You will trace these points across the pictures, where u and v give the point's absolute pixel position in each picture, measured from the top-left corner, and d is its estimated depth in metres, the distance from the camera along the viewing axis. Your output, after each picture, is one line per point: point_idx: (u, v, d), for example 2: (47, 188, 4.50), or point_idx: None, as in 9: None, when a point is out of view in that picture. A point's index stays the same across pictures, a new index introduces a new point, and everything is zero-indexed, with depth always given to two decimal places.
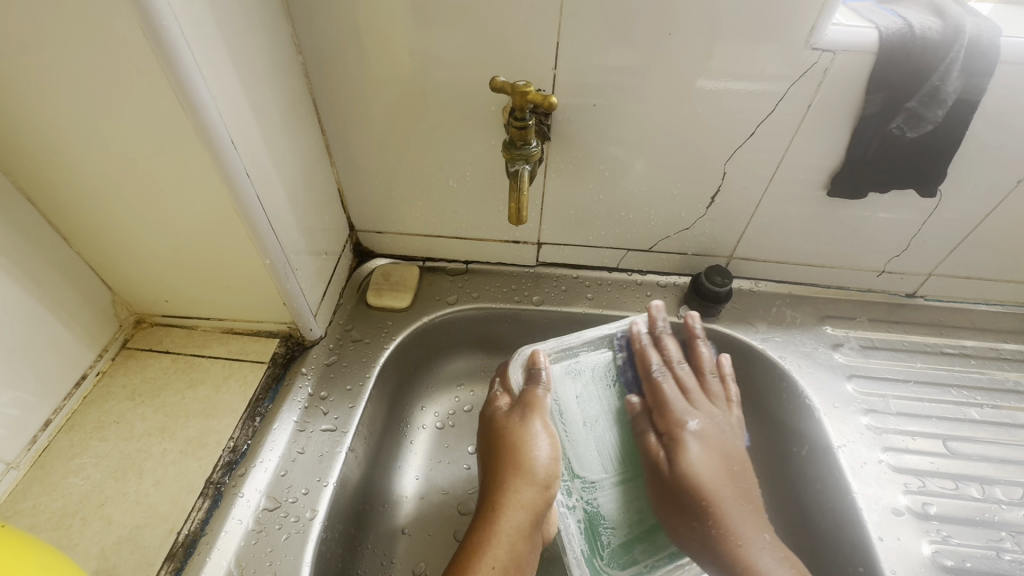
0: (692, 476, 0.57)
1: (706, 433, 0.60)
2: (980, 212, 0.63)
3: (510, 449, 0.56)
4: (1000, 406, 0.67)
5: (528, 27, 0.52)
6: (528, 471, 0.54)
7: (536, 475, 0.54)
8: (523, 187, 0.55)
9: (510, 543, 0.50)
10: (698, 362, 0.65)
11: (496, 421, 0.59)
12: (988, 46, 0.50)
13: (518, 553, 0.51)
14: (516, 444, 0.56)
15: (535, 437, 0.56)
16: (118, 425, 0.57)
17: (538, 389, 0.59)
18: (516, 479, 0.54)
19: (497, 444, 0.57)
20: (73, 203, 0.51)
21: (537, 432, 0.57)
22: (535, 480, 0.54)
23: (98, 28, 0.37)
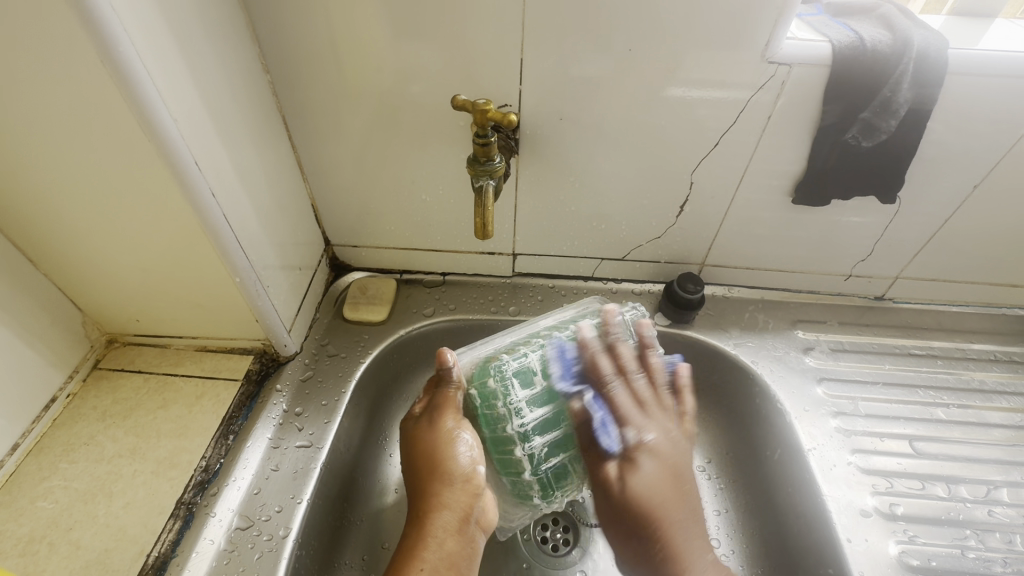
0: (644, 498, 0.54)
1: (659, 449, 0.58)
2: (940, 217, 0.64)
3: (434, 454, 0.55)
4: (967, 405, 0.68)
5: (493, 43, 0.53)
6: (449, 480, 0.54)
7: (456, 476, 0.54)
8: (487, 203, 0.56)
9: (447, 537, 0.52)
10: (653, 373, 0.61)
11: (410, 428, 0.59)
12: (937, 57, 0.51)
13: (448, 552, 0.52)
14: (431, 449, 0.55)
15: (453, 440, 0.55)
16: (88, 447, 0.57)
17: (449, 389, 0.58)
18: (436, 481, 0.54)
19: (417, 451, 0.57)
20: (37, 226, 0.51)
21: (452, 436, 0.55)
22: (449, 482, 0.54)
23: (56, 56, 0.38)
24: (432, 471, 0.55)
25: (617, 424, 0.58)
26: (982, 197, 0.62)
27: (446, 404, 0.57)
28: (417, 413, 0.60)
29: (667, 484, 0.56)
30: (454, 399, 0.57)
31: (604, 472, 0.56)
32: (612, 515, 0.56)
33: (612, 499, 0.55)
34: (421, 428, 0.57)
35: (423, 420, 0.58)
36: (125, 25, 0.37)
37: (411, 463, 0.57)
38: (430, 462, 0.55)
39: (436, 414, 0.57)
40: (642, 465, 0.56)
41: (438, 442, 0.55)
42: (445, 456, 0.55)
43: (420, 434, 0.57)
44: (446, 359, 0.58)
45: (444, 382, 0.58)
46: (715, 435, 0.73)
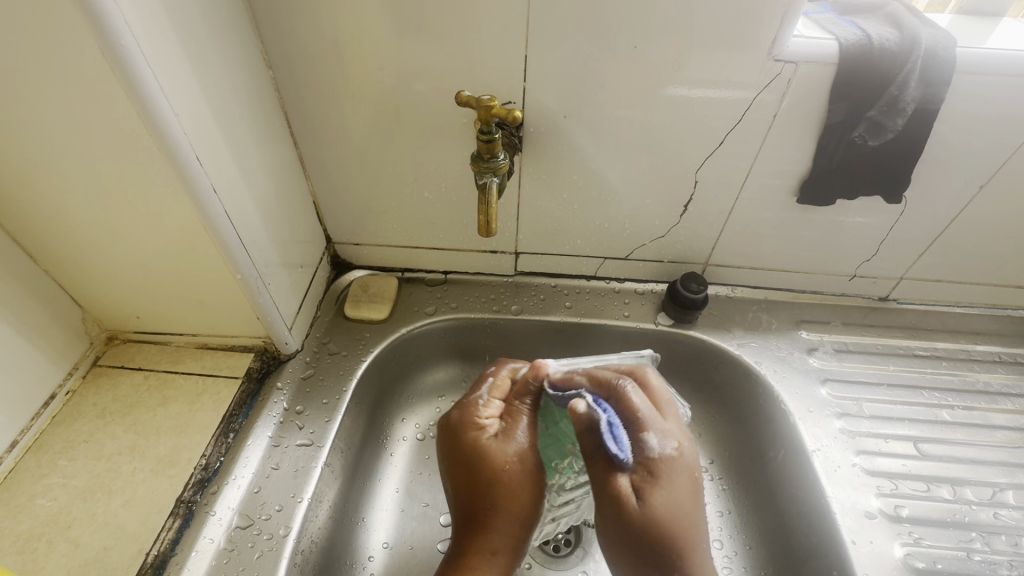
0: (659, 517, 0.42)
1: (677, 460, 0.45)
2: (946, 217, 0.64)
3: (507, 483, 0.51)
4: (972, 407, 0.68)
5: (497, 39, 0.53)
6: (518, 507, 0.51)
7: (528, 513, 0.51)
8: (490, 200, 0.55)
9: (504, 565, 0.50)
10: (653, 394, 0.50)
11: (477, 447, 0.53)
12: (945, 56, 0.51)
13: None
14: (512, 477, 0.51)
15: (536, 468, 0.53)
16: (87, 445, 0.57)
17: (524, 407, 0.56)
18: (506, 518, 0.50)
19: (486, 477, 0.52)
20: (37, 221, 0.51)
21: (531, 460, 0.53)
22: (522, 509, 0.51)
23: (56, 49, 0.37)
24: (504, 504, 0.51)
25: (633, 424, 0.46)
26: (988, 197, 0.61)
27: (520, 423, 0.55)
28: (488, 427, 0.55)
29: (683, 503, 0.44)
30: (529, 414, 0.56)
31: (615, 491, 0.44)
32: (631, 540, 0.43)
33: (630, 517, 0.43)
34: (496, 445, 0.53)
35: (494, 440, 0.53)
36: (126, 18, 0.37)
37: (465, 482, 0.53)
38: (502, 493, 0.51)
39: (510, 428, 0.54)
40: (659, 485, 0.44)
41: (513, 463, 0.52)
42: (522, 481, 0.52)
43: (490, 455, 0.52)
44: (546, 371, 0.56)
45: (531, 395, 0.57)
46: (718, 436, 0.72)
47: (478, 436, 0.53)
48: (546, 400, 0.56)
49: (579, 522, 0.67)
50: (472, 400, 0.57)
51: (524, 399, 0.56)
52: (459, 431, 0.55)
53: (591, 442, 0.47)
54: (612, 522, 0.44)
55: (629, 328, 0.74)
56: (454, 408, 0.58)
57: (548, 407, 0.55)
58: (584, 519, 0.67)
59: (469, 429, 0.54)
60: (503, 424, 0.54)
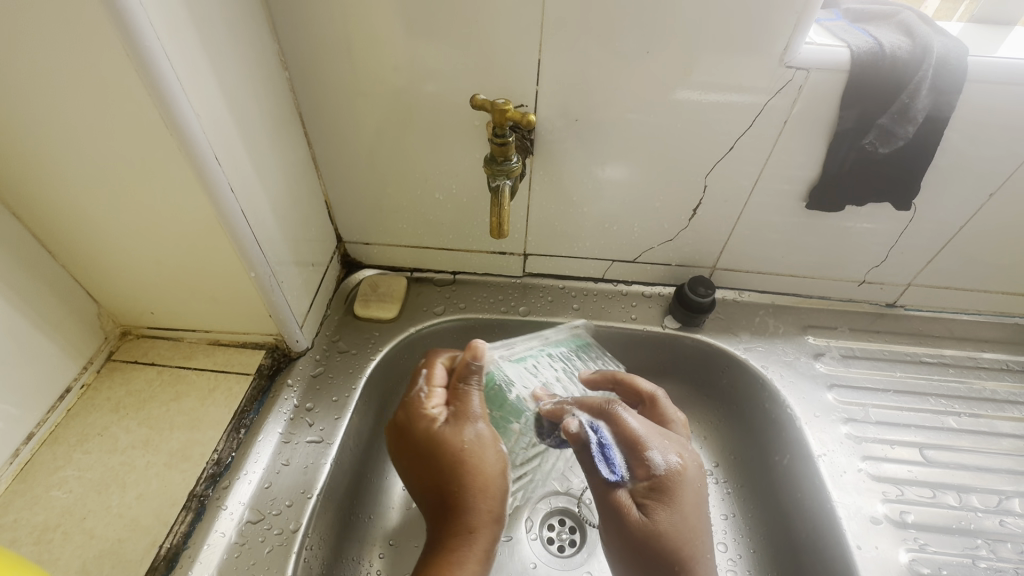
0: (663, 536, 0.50)
1: (683, 484, 0.53)
2: (954, 225, 0.64)
3: (467, 465, 0.53)
4: (978, 414, 0.68)
5: (511, 43, 0.53)
6: (486, 480, 0.53)
7: (495, 492, 0.53)
8: (504, 203, 0.55)
9: (487, 542, 0.51)
10: (663, 414, 0.61)
11: (428, 433, 0.55)
12: (956, 64, 0.51)
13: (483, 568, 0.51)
14: (468, 460, 0.53)
15: (490, 450, 0.55)
16: (102, 438, 0.57)
17: (470, 387, 0.59)
18: (480, 496, 0.52)
19: (443, 464, 0.53)
20: (58, 217, 0.51)
21: (486, 440, 0.55)
22: (488, 483, 0.53)
23: (83, 49, 0.38)
24: (472, 490, 0.52)
25: (636, 446, 0.55)
26: (998, 205, 0.62)
27: (470, 406, 0.57)
28: (436, 415, 0.57)
29: (692, 516, 0.52)
30: (476, 393, 0.58)
31: (619, 506, 0.53)
32: (633, 555, 0.52)
33: (631, 533, 0.52)
34: (449, 432, 0.55)
35: (444, 425, 0.55)
36: (151, 21, 0.37)
37: (427, 473, 0.54)
38: (464, 477, 0.52)
39: (460, 414, 0.56)
40: (662, 504, 0.52)
41: (470, 442, 0.54)
42: (485, 457, 0.54)
43: (444, 441, 0.54)
44: (481, 351, 0.59)
45: (475, 375, 0.59)
46: (723, 439, 0.73)
47: (429, 425, 0.56)
48: (491, 383, 0.62)
49: (584, 522, 0.67)
50: (415, 395, 0.59)
51: (469, 379, 0.59)
52: (408, 427, 0.57)
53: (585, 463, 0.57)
54: (618, 539, 0.53)
55: (637, 331, 0.74)
56: (398, 409, 0.59)
57: (492, 390, 0.62)
58: (589, 519, 0.68)
59: (416, 421, 0.56)
60: (451, 409, 0.57)
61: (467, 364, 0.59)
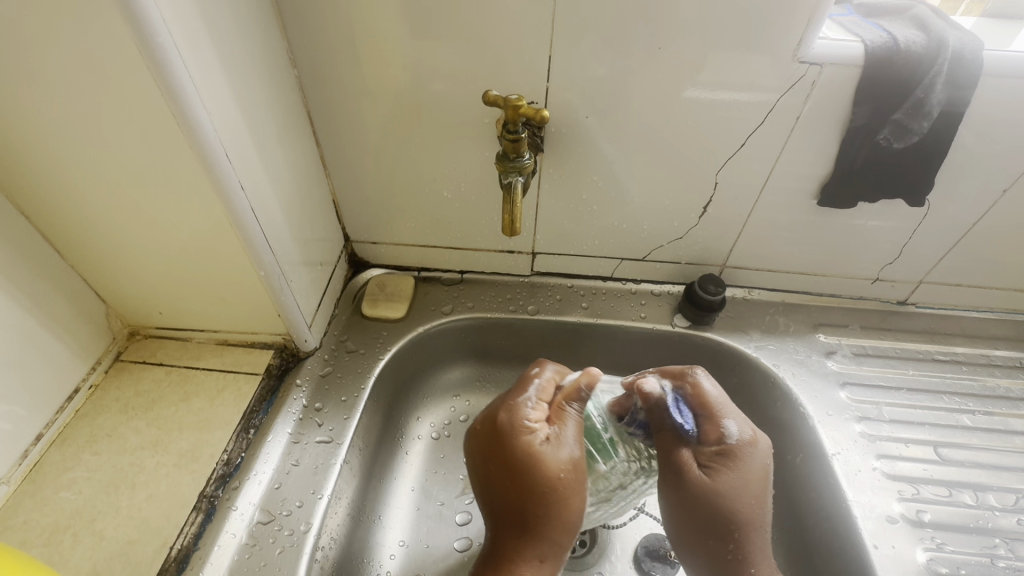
0: (726, 500, 0.50)
1: (748, 462, 0.52)
2: (967, 221, 0.64)
3: (565, 494, 0.51)
4: (992, 412, 0.67)
5: (520, 39, 0.53)
6: (568, 516, 0.51)
7: (575, 530, 0.52)
8: (516, 200, 0.55)
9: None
10: (703, 396, 0.55)
11: (529, 451, 0.52)
12: (972, 59, 0.51)
13: None
14: (567, 492, 0.51)
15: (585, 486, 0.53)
16: (111, 439, 0.57)
17: (574, 409, 0.57)
18: (559, 531, 0.51)
19: (545, 489, 0.51)
20: (66, 215, 0.51)
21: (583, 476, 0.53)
22: (572, 514, 0.51)
23: (94, 45, 0.37)
24: (560, 518, 0.50)
25: (699, 412, 0.55)
26: (1013, 201, 0.61)
27: (569, 431, 0.54)
28: (538, 431, 0.54)
29: (757, 491, 0.51)
30: (575, 417, 0.56)
31: (682, 465, 0.52)
32: (687, 513, 0.51)
33: (685, 488, 0.51)
34: (549, 452, 0.52)
35: (547, 447, 0.53)
36: (162, 16, 0.37)
37: (513, 490, 0.51)
38: (560, 506, 0.51)
39: (561, 436, 0.54)
40: (733, 463, 0.51)
41: (567, 471, 0.52)
42: (576, 489, 0.52)
43: (551, 465, 0.51)
44: (598, 378, 0.58)
45: (581, 401, 0.57)
46: None
47: (531, 441, 0.53)
48: (585, 416, 0.58)
49: (594, 523, 0.67)
50: (520, 402, 0.56)
51: (574, 403, 0.57)
52: (507, 437, 0.53)
53: (658, 427, 0.55)
54: (674, 492, 0.51)
55: (647, 330, 0.73)
56: (500, 411, 0.56)
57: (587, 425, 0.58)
58: (599, 520, 0.67)
59: (520, 436, 0.53)
60: (554, 430, 0.53)
61: (580, 387, 0.57)
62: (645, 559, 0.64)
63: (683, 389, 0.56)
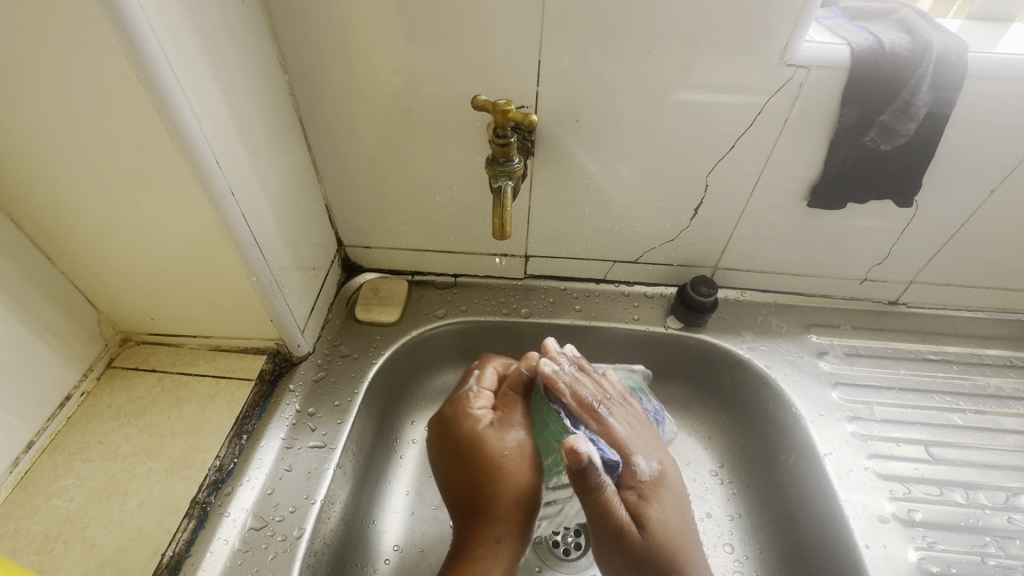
0: None
1: None
2: (956, 222, 0.64)
3: (511, 470, 0.55)
4: (983, 411, 0.68)
5: (510, 45, 0.53)
6: (521, 493, 0.55)
7: (533, 506, 0.55)
8: (506, 204, 0.55)
9: (510, 553, 0.53)
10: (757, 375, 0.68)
11: (473, 433, 0.58)
12: (956, 61, 0.51)
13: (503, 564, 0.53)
14: (513, 471, 0.55)
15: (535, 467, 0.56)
16: (103, 445, 0.57)
17: (518, 395, 0.61)
18: (513, 505, 0.54)
19: (491, 465, 0.56)
20: (57, 222, 0.51)
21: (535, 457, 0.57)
22: (522, 491, 0.54)
23: (82, 53, 0.38)
24: (512, 495, 0.54)
25: (623, 453, 0.55)
26: (1000, 201, 0.61)
27: (514, 415, 0.60)
28: (482, 417, 0.60)
29: None
30: (521, 404, 0.61)
31: (620, 525, 0.50)
32: (714, 467, 0.61)
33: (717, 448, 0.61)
34: (493, 435, 0.57)
35: (489, 430, 0.58)
36: (150, 24, 0.37)
37: (468, 473, 0.56)
38: (508, 485, 0.55)
39: (504, 420, 0.59)
40: (655, 501, 0.54)
41: (512, 449, 0.56)
42: (522, 466, 0.56)
43: (489, 444, 0.57)
44: (537, 362, 0.63)
45: (524, 385, 0.62)
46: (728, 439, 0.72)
47: (474, 425, 0.59)
48: (538, 402, 0.60)
49: (589, 525, 0.67)
50: (463, 393, 0.63)
51: (517, 390, 0.62)
52: (454, 423, 0.60)
53: (586, 494, 0.50)
54: (619, 555, 0.51)
55: (640, 332, 0.74)
56: (445, 404, 0.63)
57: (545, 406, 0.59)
58: None
59: (464, 420, 0.60)
60: (497, 415, 0.59)
61: (521, 373, 0.63)
62: None
63: (633, 463, 0.55)
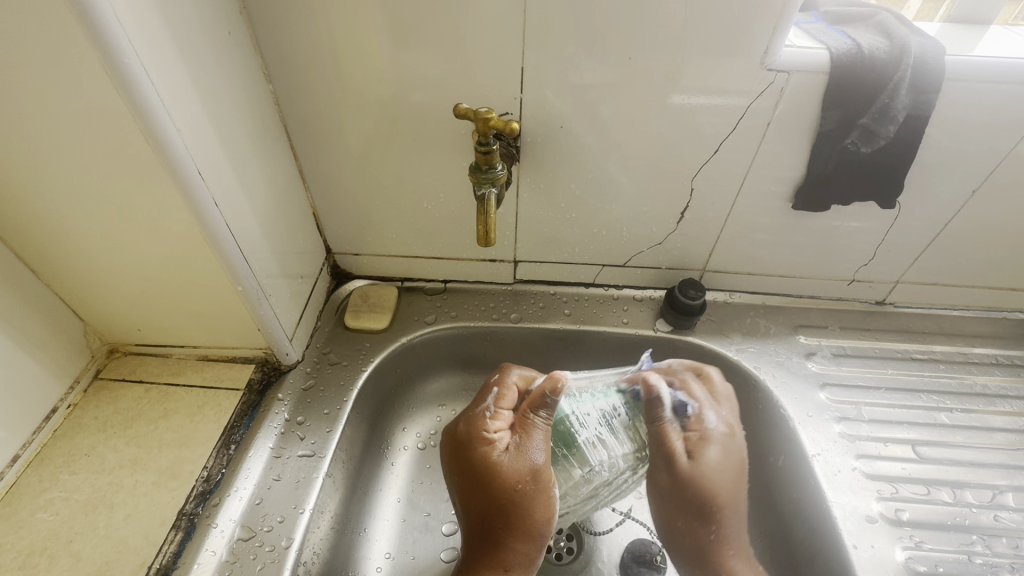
0: (710, 479, 0.59)
1: (726, 439, 0.61)
2: (938, 222, 0.65)
3: (526, 503, 0.55)
4: (970, 409, 0.68)
5: (493, 52, 0.54)
6: (530, 525, 0.55)
7: (543, 535, 0.56)
8: (490, 210, 0.56)
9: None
10: (689, 390, 0.62)
11: (487, 460, 0.57)
12: (934, 64, 0.52)
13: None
14: (529, 503, 0.55)
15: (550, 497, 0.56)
16: (89, 458, 0.57)
17: (538, 419, 0.58)
18: (523, 537, 0.55)
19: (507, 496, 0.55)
20: (40, 235, 0.51)
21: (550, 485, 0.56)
22: (535, 522, 0.55)
23: (61, 67, 0.38)
24: (523, 525, 0.55)
25: (695, 406, 0.61)
26: (981, 201, 0.62)
27: (534, 439, 0.57)
28: (498, 441, 0.58)
29: (729, 466, 0.60)
30: (543, 427, 0.57)
31: (672, 453, 0.58)
32: (673, 491, 0.60)
33: (676, 471, 0.59)
34: (507, 461, 0.56)
35: (506, 458, 0.56)
36: (129, 37, 0.37)
37: (482, 499, 0.57)
38: (521, 517, 0.55)
39: (522, 445, 0.57)
40: (709, 449, 0.60)
41: (526, 480, 0.55)
42: (533, 497, 0.55)
43: (505, 473, 0.56)
44: (561, 386, 0.58)
45: (546, 410, 0.58)
46: None
47: (488, 452, 0.57)
48: (559, 420, 0.58)
49: (581, 530, 0.66)
50: (479, 415, 0.60)
51: (539, 416, 0.58)
52: (469, 447, 0.59)
53: (652, 420, 0.59)
54: (666, 476, 0.59)
55: (630, 335, 0.74)
56: (462, 423, 0.62)
57: (560, 427, 0.58)
58: (587, 526, 0.67)
59: (480, 446, 0.58)
60: (514, 441, 0.57)
61: (541, 397, 0.58)
62: (632, 565, 0.64)
63: (654, 392, 0.60)
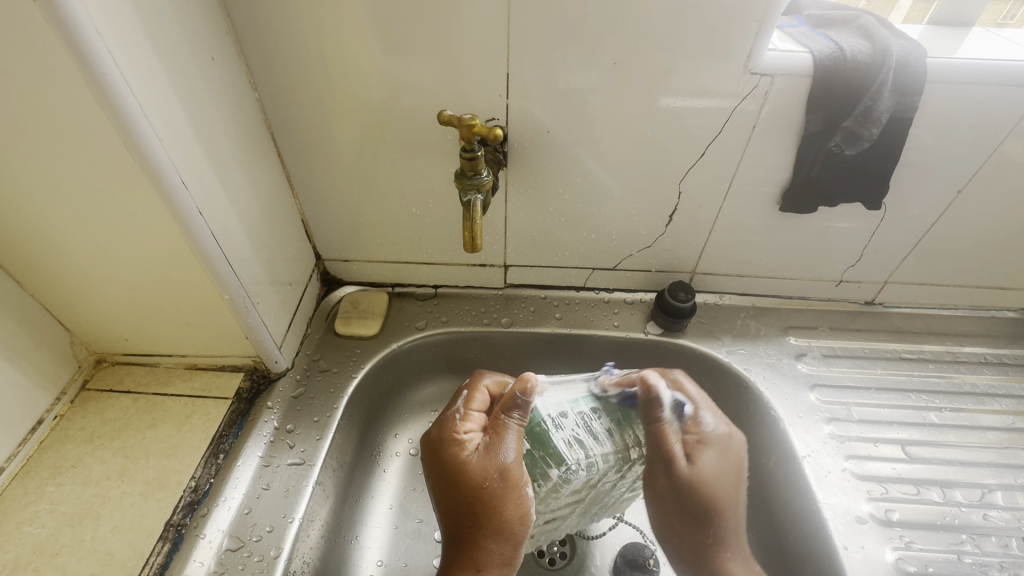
0: (705, 481, 0.60)
1: (722, 442, 0.63)
2: (926, 222, 0.65)
3: (495, 503, 0.52)
4: (959, 409, 0.69)
5: (478, 59, 0.54)
6: (503, 525, 0.53)
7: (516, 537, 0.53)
8: (476, 217, 0.56)
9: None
10: (687, 395, 0.62)
11: (457, 459, 0.55)
12: (916, 66, 0.52)
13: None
14: (498, 502, 0.52)
15: (523, 498, 0.52)
16: (75, 470, 0.56)
17: (510, 419, 0.55)
18: (494, 536, 0.53)
19: (477, 497, 0.53)
20: (23, 245, 0.51)
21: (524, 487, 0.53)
22: (505, 524, 0.52)
23: (40, 78, 0.38)
24: (493, 526, 0.52)
25: (693, 408, 0.62)
26: (967, 201, 0.63)
27: (505, 439, 0.54)
28: (469, 441, 0.56)
29: (724, 466, 0.62)
30: (515, 428, 0.55)
31: (670, 456, 0.58)
32: (675, 498, 0.59)
33: (677, 478, 0.58)
34: (476, 460, 0.54)
35: (475, 455, 0.54)
36: (108, 47, 0.37)
37: (453, 497, 0.55)
38: (491, 517, 0.52)
39: (492, 446, 0.54)
40: (703, 452, 0.61)
41: (495, 480, 0.53)
42: (504, 498, 0.52)
43: (473, 473, 0.54)
44: (531, 387, 0.56)
45: (518, 410, 0.56)
46: None
47: (459, 451, 0.55)
48: (533, 422, 0.55)
49: (574, 534, 0.67)
50: (451, 415, 0.59)
51: (510, 417, 0.55)
52: (442, 447, 0.57)
53: (648, 421, 0.58)
54: (664, 480, 0.58)
55: (621, 339, 0.74)
56: (434, 425, 0.60)
57: (537, 429, 0.55)
58: (579, 531, 0.67)
59: (452, 445, 0.56)
60: (484, 441, 0.55)
61: (513, 399, 0.56)
62: (624, 568, 0.63)
63: (654, 392, 0.58)
